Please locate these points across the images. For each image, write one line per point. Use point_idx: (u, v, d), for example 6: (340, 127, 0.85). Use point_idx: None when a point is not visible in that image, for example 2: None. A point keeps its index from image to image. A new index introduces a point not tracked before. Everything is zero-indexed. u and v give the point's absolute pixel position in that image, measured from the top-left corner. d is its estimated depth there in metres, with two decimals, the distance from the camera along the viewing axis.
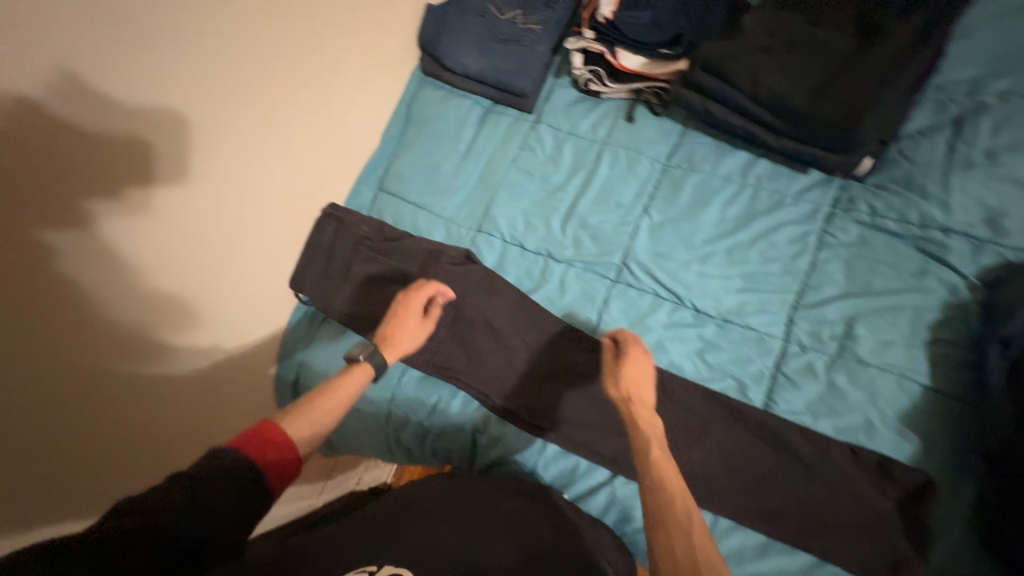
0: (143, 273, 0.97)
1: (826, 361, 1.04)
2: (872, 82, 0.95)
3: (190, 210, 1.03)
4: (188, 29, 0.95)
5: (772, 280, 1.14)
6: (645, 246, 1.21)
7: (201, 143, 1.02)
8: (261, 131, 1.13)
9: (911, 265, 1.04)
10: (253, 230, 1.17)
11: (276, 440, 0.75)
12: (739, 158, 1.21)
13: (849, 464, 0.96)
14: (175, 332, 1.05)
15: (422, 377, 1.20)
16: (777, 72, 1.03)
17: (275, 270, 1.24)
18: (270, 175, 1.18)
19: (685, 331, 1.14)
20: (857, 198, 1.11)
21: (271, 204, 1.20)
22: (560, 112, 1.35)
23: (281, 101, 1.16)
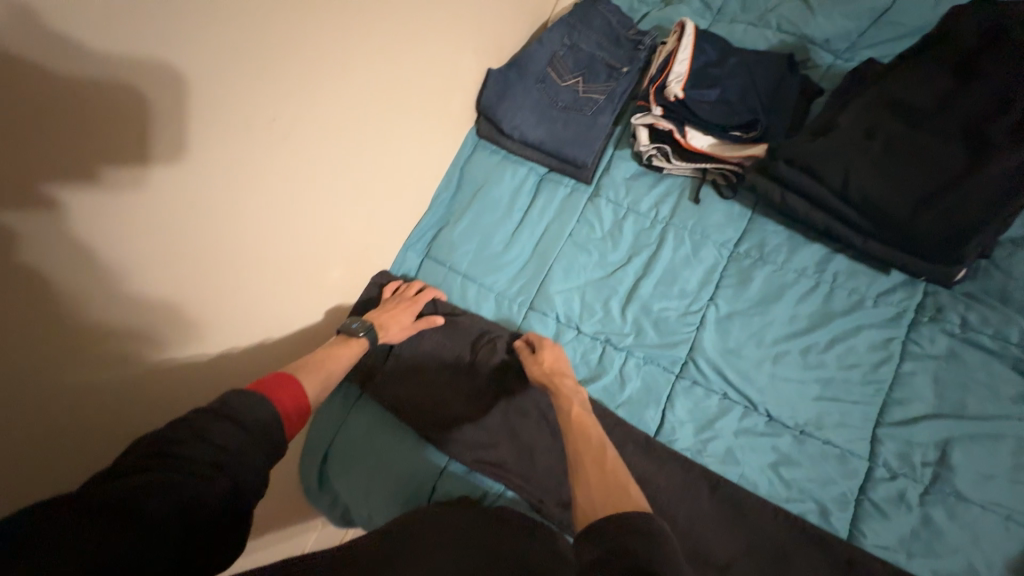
0: (162, 352, 0.87)
1: (918, 490, 0.94)
2: (980, 200, 0.89)
3: (204, 204, 0.86)
4: (247, 101, 0.86)
5: (853, 389, 1.04)
6: (713, 340, 1.12)
7: (228, 125, 0.85)
8: (309, 199, 1.04)
9: (1011, 389, 0.96)
10: (286, 296, 1.08)
11: (287, 387, 0.79)
12: (815, 251, 1.14)
13: None
14: (167, 336, 0.87)
15: (466, 471, 1.09)
16: (873, 175, 0.98)
17: (289, 274, 1.07)
18: (312, 242, 1.09)
19: (758, 441, 1.03)
20: (946, 307, 1.04)
21: (308, 269, 1.11)
22: (619, 186, 1.29)
23: (335, 168, 1.07)
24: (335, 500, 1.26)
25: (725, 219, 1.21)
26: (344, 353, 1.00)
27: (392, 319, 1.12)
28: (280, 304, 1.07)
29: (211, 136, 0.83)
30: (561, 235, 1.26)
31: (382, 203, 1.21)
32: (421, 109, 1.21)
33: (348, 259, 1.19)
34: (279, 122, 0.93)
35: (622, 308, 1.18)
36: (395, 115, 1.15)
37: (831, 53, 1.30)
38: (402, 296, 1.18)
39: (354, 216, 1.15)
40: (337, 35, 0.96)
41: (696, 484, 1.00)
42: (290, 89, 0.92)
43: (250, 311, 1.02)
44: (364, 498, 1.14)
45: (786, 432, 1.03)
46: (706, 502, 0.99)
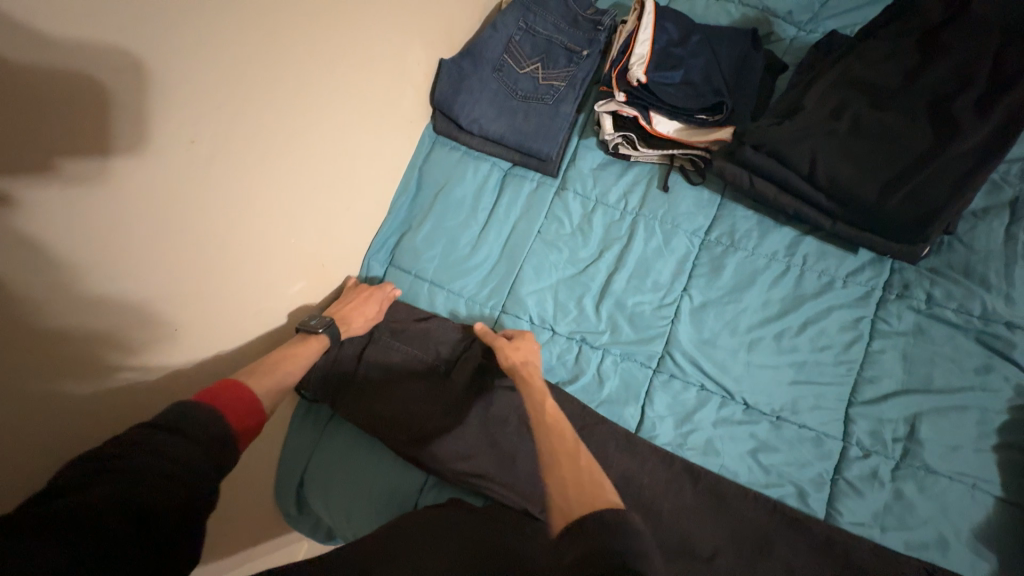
0: (130, 358, 0.80)
1: (889, 464, 0.97)
2: (950, 179, 0.88)
3: (168, 200, 0.78)
4: (170, 125, 0.75)
5: (826, 371, 1.05)
6: (689, 332, 1.11)
7: (191, 113, 0.77)
8: (255, 218, 0.95)
9: (974, 361, 0.98)
10: (247, 326, 1.00)
11: (237, 398, 0.73)
12: (784, 235, 1.13)
13: None
14: (136, 346, 0.80)
15: (446, 485, 1.06)
16: (839, 157, 0.96)
17: (259, 279, 1.00)
18: (263, 263, 1.00)
19: (737, 429, 1.04)
20: (912, 283, 1.05)
21: (264, 293, 1.02)
22: (586, 178, 1.24)
23: (280, 181, 0.97)
24: (318, 521, 1.23)
25: (695, 206, 1.18)
26: (304, 353, 0.98)
27: (352, 314, 1.09)
28: (240, 336, 0.99)
29: (134, 173, 0.72)
30: (531, 232, 1.21)
31: (336, 212, 1.13)
32: (371, 108, 1.12)
33: (305, 275, 1.11)
34: (210, 142, 0.82)
35: (596, 305, 1.16)
36: (353, 109, 1.08)
37: (793, 25, 1.26)
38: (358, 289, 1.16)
39: (307, 229, 1.07)
40: (270, 33, 0.85)
41: (679, 479, 1.00)
42: (217, 102, 0.81)
43: (208, 350, 0.93)
44: (345, 519, 1.10)
45: (764, 420, 1.04)
46: (689, 496, 0.99)
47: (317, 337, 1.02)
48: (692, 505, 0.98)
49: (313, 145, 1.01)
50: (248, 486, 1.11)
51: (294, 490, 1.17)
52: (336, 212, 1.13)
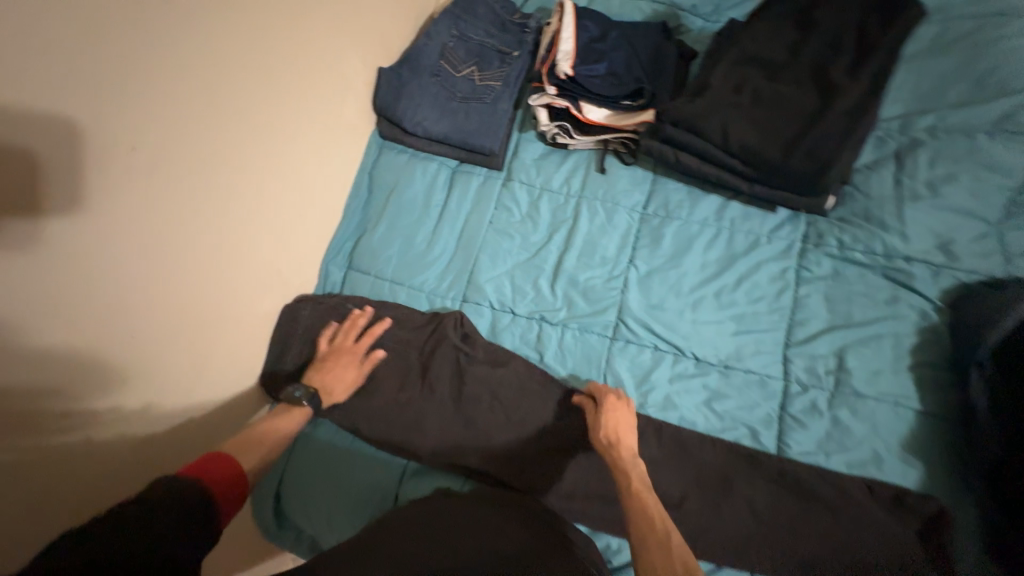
0: (102, 394, 0.81)
1: (823, 395, 1.07)
2: (836, 137, 1.01)
3: (123, 242, 0.80)
4: (109, 155, 0.76)
5: (763, 319, 1.14)
6: (638, 299, 1.18)
7: (130, 155, 0.79)
8: (211, 235, 0.96)
9: (884, 293, 1.11)
10: (212, 341, 1.01)
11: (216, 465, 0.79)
12: (713, 201, 1.24)
13: (867, 500, 0.97)
14: (109, 385, 0.81)
15: (427, 471, 1.08)
16: (747, 126, 1.07)
17: (227, 301, 1.03)
18: (224, 279, 1.01)
19: (690, 382, 1.12)
20: (825, 232, 1.17)
21: (227, 309, 1.03)
22: (530, 168, 1.32)
23: (232, 198, 0.99)
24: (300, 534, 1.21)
25: (631, 184, 1.27)
26: (284, 426, 0.99)
27: (335, 381, 1.09)
28: (207, 353, 1.00)
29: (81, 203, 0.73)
30: (484, 223, 1.27)
31: (291, 222, 1.15)
32: (314, 120, 1.16)
33: (270, 290, 1.13)
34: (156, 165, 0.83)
35: (551, 284, 1.22)
36: (297, 125, 1.12)
37: (699, 17, 1.40)
38: (338, 346, 1.12)
39: (264, 241, 1.09)
40: (201, 68, 0.88)
41: (644, 433, 1.07)
42: (155, 138, 0.82)
43: (174, 368, 0.94)
44: (328, 523, 1.10)
45: (716, 371, 1.12)
46: (654, 448, 1.05)
47: (302, 407, 1.02)
48: (657, 455, 1.05)
49: (257, 156, 1.03)
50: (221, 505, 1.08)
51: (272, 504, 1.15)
52: (291, 222, 1.15)
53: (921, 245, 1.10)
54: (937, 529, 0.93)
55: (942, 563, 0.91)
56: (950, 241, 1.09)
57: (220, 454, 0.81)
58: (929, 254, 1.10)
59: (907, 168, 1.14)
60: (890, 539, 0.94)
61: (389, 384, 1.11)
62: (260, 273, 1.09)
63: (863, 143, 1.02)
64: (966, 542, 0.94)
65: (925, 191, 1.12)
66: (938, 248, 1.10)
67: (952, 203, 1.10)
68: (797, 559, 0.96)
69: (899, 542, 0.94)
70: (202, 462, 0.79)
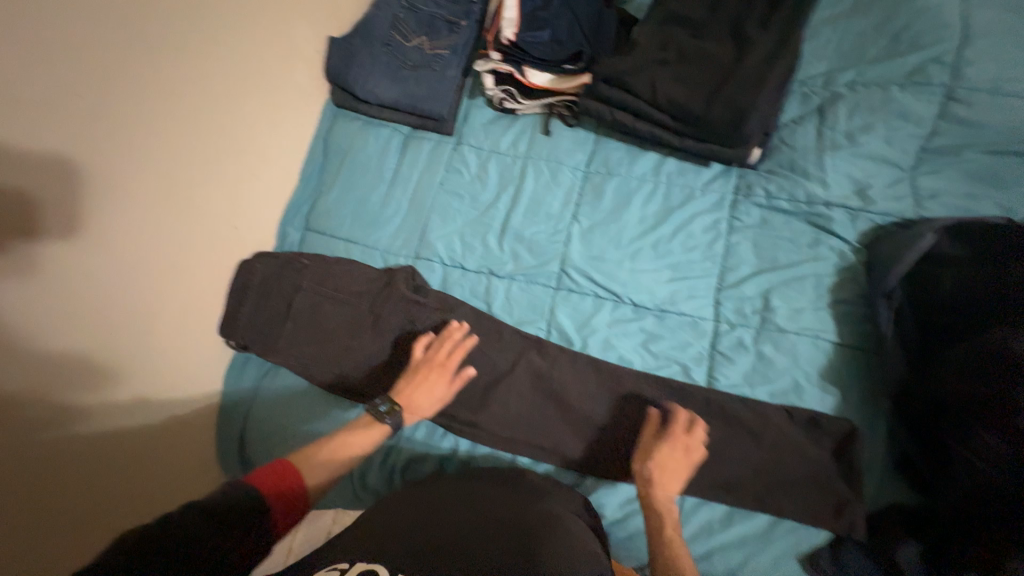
0: (71, 343, 0.93)
1: (750, 331, 1.13)
2: (749, 87, 1.08)
3: (78, 212, 0.91)
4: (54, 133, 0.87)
5: (696, 266, 1.20)
6: (580, 251, 1.23)
7: (77, 134, 0.90)
8: (144, 187, 1.02)
9: (806, 238, 1.18)
10: (160, 293, 1.07)
11: (287, 479, 0.83)
12: (652, 159, 1.29)
13: (787, 424, 1.04)
14: (77, 336, 0.93)
15: None
16: (674, 81, 1.15)
17: (192, 264, 1.13)
18: (165, 231, 1.07)
19: (628, 326, 1.17)
20: (754, 184, 1.23)
21: (175, 262, 1.09)
22: (479, 132, 1.37)
23: (161, 151, 1.04)
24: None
25: (575, 144, 1.33)
26: (359, 446, 0.98)
27: (422, 394, 1.08)
28: (156, 302, 1.06)
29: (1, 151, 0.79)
30: (434, 186, 1.32)
31: (235, 178, 1.21)
32: (243, 79, 1.20)
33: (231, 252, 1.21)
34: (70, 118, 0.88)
35: (499, 240, 1.27)
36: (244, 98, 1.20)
37: None
38: (431, 358, 1.12)
39: (206, 195, 1.14)
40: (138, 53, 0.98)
41: (583, 371, 1.13)
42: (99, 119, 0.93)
43: (119, 314, 1.00)
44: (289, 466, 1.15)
45: (652, 315, 1.17)
46: (592, 385, 1.12)
47: (383, 422, 1.02)
48: (594, 391, 1.12)
49: (185, 112, 1.08)
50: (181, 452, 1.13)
51: (238, 456, 1.18)
52: (234, 178, 1.20)
53: (840, 191, 1.17)
54: (849, 445, 1.00)
55: (853, 477, 0.99)
56: (866, 186, 1.16)
57: (292, 466, 0.86)
58: (847, 199, 1.17)
59: (829, 120, 1.21)
60: (808, 460, 1.01)
61: (342, 334, 1.18)
62: (221, 236, 1.19)
63: (775, 91, 1.10)
64: (875, 455, 1.01)
65: (844, 141, 1.18)
66: (855, 193, 1.17)
67: (867, 151, 1.17)
68: (722, 481, 1.03)
69: (816, 462, 1.01)
70: (274, 471, 0.83)
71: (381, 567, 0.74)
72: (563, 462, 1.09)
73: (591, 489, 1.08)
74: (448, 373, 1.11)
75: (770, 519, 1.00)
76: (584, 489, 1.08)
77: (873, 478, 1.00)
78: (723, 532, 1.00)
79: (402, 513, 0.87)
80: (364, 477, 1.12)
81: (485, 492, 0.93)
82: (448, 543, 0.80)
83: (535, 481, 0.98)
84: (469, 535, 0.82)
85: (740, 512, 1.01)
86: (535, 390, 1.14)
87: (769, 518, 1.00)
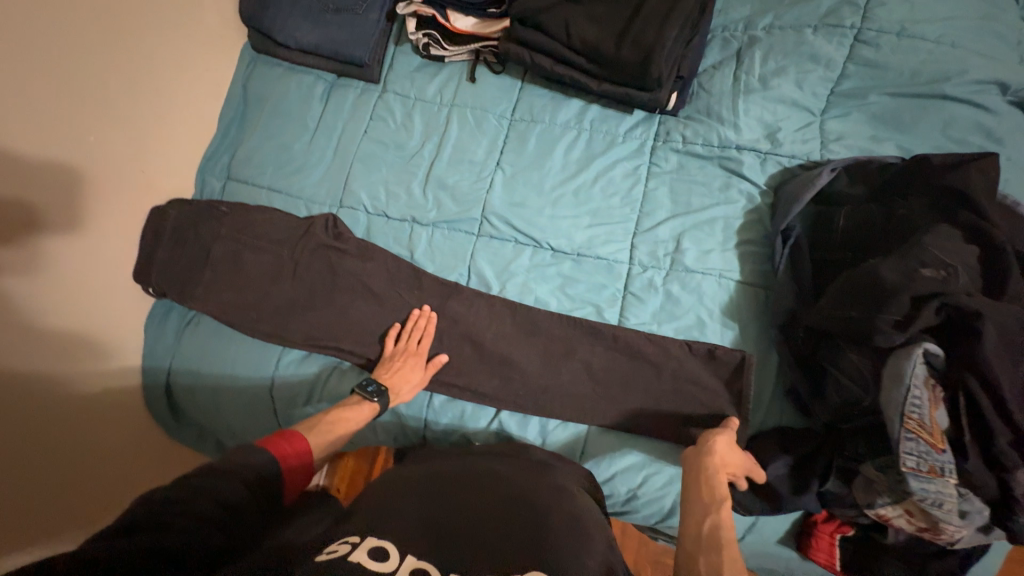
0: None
1: (661, 273, 1.16)
2: (656, 22, 1.16)
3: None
4: None
5: (614, 212, 1.21)
6: (501, 198, 1.24)
7: None
8: (33, 128, 1.05)
9: (718, 182, 1.20)
10: (64, 235, 1.11)
11: (298, 447, 0.81)
12: (576, 107, 1.29)
13: (686, 357, 1.10)
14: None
15: (303, 355, 1.20)
16: (585, 23, 1.21)
17: (105, 203, 1.19)
18: (63, 173, 1.09)
19: (544, 271, 1.19)
20: (672, 129, 1.24)
21: (77, 204, 1.13)
22: (404, 79, 1.35)
23: (46, 91, 1.06)
24: (200, 432, 1.34)
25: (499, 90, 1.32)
26: (352, 421, 0.97)
27: (401, 380, 1.09)
28: (60, 243, 1.10)
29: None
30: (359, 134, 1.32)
31: (144, 120, 1.25)
32: (130, 16, 1.21)
33: (145, 193, 1.27)
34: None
35: (423, 189, 1.27)
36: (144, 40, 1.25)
37: None
38: (405, 347, 1.14)
39: (104, 135, 1.17)
40: None
41: (500, 313, 1.17)
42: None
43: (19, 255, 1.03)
44: (215, 408, 1.23)
45: (569, 260, 1.20)
46: (508, 327, 1.16)
47: (372, 402, 1.02)
48: (509, 332, 1.16)
49: (81, 51, 1.12)
50: (102, 397, 1.20)
51: (164, 397, 1.28)
52: (132, 123, 1.23)
53: (751, 134, 1.18)
54: (740, 375, 1.07)
55: (741, 403, 1.05)
56: (776, 129, 1.17)
57: (300, 436, 0.83)
58: (757, 142, 1.18)
59: (744, 64, 1.21)
60: (704, 388, 1.08)
61: (264, 278, 1.22)
62: (134, 178, 1.24)
63: (676, 29, 1.15)
64: (764, 385, 1.08)
65: (758, 84, 1.19)
66: (765, 136, 1.18)
67: (780, 94, 1.17)
68: (624, 410, 1.10)
69: (712, 391, 1.08)
70: (287, 443, 0.80)
71: (390, 544, 0.65)
72: (478, 399, 1.14)
73: (508, 424, 1.13)
74: (420, 354, 1.13)
75: (665, 443, 1.08)
76: (499, 424, 1.13)
77: (761, 406, 1.07)
78: (624, 455, 1.09)
79: (399, 482, 0.81)
80: (287, 418, 1.18)
81: (499, 468, 0.87)
82: (459, 513, 0.74)
83: (537, 455, 0.97)
84: (484, 508, 0.75)
85: (639, 437, 1.09)
86: (453, 332, 1.18)
87: (665, 442, 1.08)
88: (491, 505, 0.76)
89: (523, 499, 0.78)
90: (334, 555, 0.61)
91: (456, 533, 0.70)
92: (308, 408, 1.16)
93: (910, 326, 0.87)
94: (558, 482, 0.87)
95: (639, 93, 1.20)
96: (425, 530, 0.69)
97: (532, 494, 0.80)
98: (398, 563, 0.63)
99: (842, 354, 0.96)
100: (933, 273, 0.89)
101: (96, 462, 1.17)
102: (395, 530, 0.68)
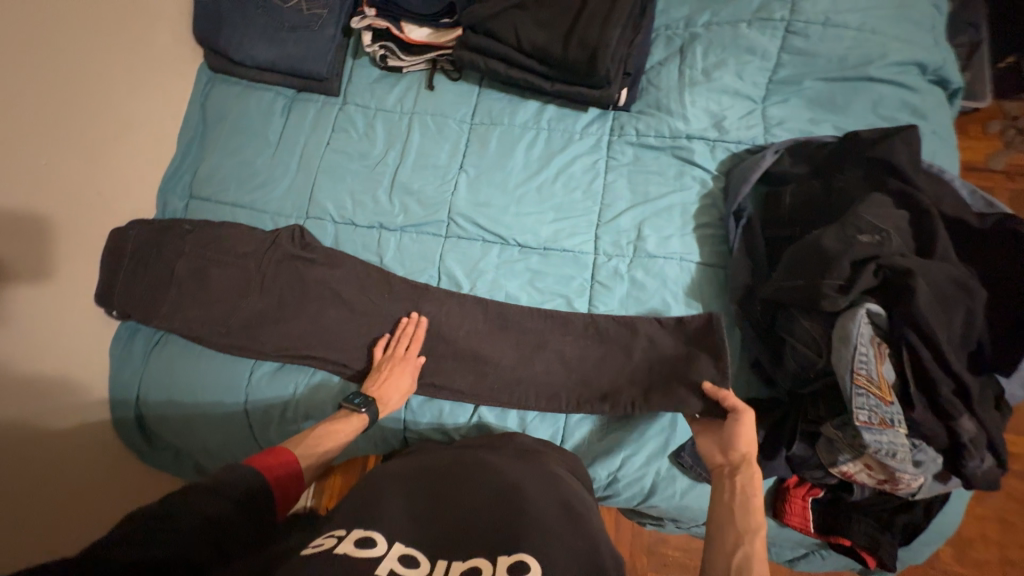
0: None
1: (624, 259, 1.20)
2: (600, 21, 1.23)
3: None
4: None
5: (577, 205, 1.25)
6: (466, 199, 1.27)
7: None
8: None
9: (672, 170, 1.25)
10: (14, 254, 1.04)
11: (282, 458, 0.83)
12: (535, 109, 1.34)
13: (657, 333, 1.13)
14: None
15: (276, 369, 1.19)
16: (535, 25, 1.27)
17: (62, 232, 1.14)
18: (6, 186, 1.04)
19: (509, 269, 1.22)
20: (626, 124, 1.30)
21: (25, 219, 1.07)
22: (364, 91, 1.38)
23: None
24: (176, 452, 1.29)
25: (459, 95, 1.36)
26: (345, 433, 0.98)
27: (393, 391, 1.08)
28: (10, 263, 1.03)
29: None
30: (324, 145, 1.34)
31: (97, 143, 1.21)
32: (75, 33, 1.17)
33: (104, 218, 1.23)
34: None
35: (389, 195, 1.29)
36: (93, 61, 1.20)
37: None
38: (392, 355, 1.13)
39: (57, 160, 1.13)
40: None
41: (472, 310, 1.19)
42: None
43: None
44: (186, 424, 1.19)
45: (539, 254, 1.22)
46: (481, 323, 1.18)
47: (360, 414, 1.02)
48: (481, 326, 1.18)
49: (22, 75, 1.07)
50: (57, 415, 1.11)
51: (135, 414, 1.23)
52: (80, 135, 1.18)
53: (700, 124, 1.25)
54: (705, 335, 1.10)
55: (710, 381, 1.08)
56: (722, 118, 1.24)
57: (285, 453, 0.84)
58: (705, 131, 1.25)
59: (688, 59, 1.29)
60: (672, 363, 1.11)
61: (230, 291, 1.21)
62: (91, 202, 1.20)
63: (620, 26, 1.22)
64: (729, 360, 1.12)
65: (701, 77, 1.27)
66: (713, 125, 1.25)
67: (722, 86, 1.25)
68: (600, 397, 1.12)
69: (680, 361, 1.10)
70: (270, 461, 0.81)
71: (376, 534, 0.65)
72: (456, 398, 1.15)
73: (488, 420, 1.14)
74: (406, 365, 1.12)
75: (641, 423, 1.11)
76: (478, 421, 1.14)
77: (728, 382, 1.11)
78: (602, 441, 1.11)
79: (379, 483, 0.78)
80: (263, 434, 1.17)
81: (496, 462, 0.85)
82: (433, 515, 0.71)
83: (526, 442, 0.97)
84: (475, 498, 0.75)
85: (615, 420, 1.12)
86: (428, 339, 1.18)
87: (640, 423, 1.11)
88: (483, 493, 0.76)
89: (507, 488, 0.77)
90: (320, 548, 0.61)
91: (435, 528, 0.69)
92: (285, 424, 1.15)
93: (853, 288, 0.93)
94: (547, 470, 0.86)
95: (589, 90, 1.26)
96: (412, 527, 0.68)
97: (516, 484, 0.78)
98: (384, 553, 0.62)
99: (797, 323, 1.02)
100: (870, 240, 0.96)
101: (102, 492, 1.18)
102: (381, 522, 0.67)
